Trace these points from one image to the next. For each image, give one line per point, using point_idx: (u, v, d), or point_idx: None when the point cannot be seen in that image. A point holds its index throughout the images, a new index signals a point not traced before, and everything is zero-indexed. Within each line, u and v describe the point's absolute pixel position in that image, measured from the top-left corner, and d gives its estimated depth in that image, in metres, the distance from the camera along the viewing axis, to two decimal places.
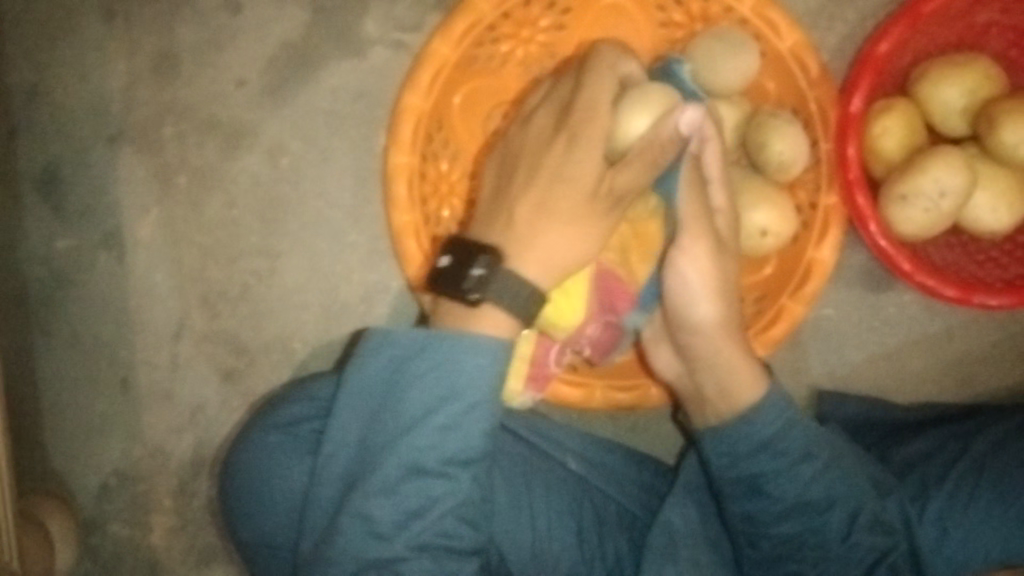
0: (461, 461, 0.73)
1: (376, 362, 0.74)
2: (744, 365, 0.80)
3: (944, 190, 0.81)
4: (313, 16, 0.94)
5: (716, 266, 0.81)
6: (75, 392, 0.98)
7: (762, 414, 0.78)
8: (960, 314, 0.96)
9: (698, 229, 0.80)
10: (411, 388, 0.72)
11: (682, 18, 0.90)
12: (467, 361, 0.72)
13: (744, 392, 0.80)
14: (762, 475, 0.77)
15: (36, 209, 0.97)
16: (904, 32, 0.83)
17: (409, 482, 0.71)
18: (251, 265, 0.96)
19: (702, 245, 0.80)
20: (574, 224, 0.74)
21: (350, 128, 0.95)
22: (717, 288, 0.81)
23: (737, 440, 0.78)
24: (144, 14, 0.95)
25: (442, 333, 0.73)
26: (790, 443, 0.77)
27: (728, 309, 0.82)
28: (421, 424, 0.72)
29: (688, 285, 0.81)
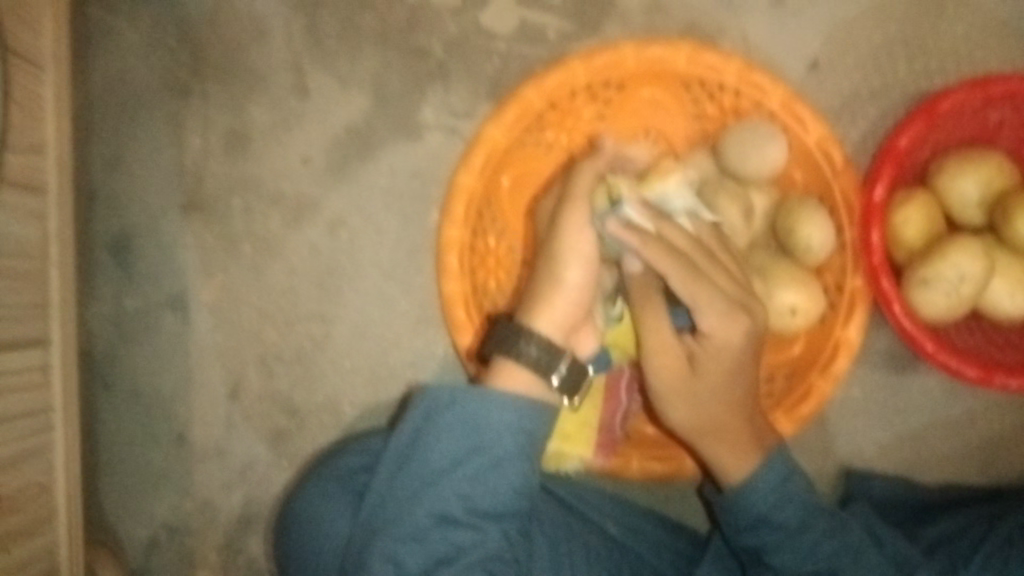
0: (490, 514, 0.77)
1: (410, 414, 0.79)
2: (730, 450, 0.83)
3: (964, 275, 0.86)
4: (374, 102, 1.02)
5: (684, 372, 0.83)
6: (133, 445, 1.03)
7: (757, 485, 0.81)
8: (983, 397, 0.99)
9: (658, 347, 0.83)
10: (440, 441, 0.77)
11: (715, 111, 0.97)
12: (496, 417, 0.77)
13: (733, 469, 0.83)
14: (764, 546, 0.81)
15: (109, 272, 1.04)
16: (922, 128, 0.90)
17: (439, 530, 0.76)
18: (307, 329, 1.03)
19: (660, 360, 0.83)
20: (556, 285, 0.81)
21: (404, 205, 1.02)
22: (686, 393, 0.83)
23: (739, 511, 0.82)
24: (222, 96, 1.03)
25: (470, 388, 0.78)
26: (788, 515, 0.80)
27: (695, 409, 0.83)
28: (451, 475, 0.76)
29: (657, 386, 0.84)
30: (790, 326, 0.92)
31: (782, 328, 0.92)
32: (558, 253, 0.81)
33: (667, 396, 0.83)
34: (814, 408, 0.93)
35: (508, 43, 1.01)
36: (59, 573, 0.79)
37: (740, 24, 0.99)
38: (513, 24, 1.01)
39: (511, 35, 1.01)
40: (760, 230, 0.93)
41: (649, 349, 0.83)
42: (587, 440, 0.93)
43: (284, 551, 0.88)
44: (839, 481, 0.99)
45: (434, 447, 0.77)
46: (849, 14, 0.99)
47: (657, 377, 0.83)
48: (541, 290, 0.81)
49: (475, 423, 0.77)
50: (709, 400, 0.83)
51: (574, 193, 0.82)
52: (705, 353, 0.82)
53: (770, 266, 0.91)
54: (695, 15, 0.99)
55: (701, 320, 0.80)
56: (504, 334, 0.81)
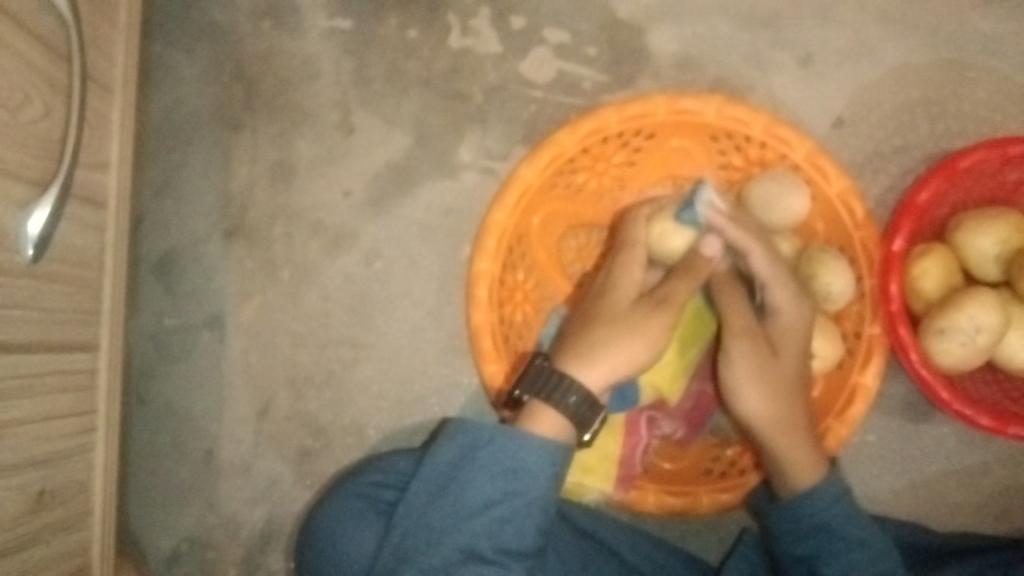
0: (516, 555, 0.79)
1: (447, 448, 0.81)
2: (804, 452, 0.85)
3: (979, 326, 0.89)
4: (415, 141, 1.07)
5: (762, 365, 0.85)
6: (163, 459, 1.07)
7: (821, 496, 0.83)
8: (998, 450, 1.00)
9: (739, 339, 0.86)
10: (475, 476, 0.79)
11: (741, 162, 1.01)
12: (531, 459, 0.79)
13: (802, 474, 0.84)
14: (820, 555, 0.82)
15: (152, 290, 1.08)
16: (941, 184, 0.94)
17: (466, 566, 0.77)
18: (338, 353, 1.06)
19: (742, 343, 0.85)
20: (619, 325, 0.83)
21: (438, 238, 1.06)
22: (765, 387, 0.85)
23: (798, 518, 0.84)
24: (270, 129, 1.08)
25: (508, 428, 0.80)
26: (846, 529, 0.82)
27: (774, 396, 0.85)
28: (482, 513, 0.79)
29: (736, 383, 0.85)
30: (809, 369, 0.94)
31: None
32: (617, 296, 0.86)
33: (748, 380, 0.85)
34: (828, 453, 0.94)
35: (546, 91, 1.06)
36: (90, 563, 0.86)
37: (768, 81, 1.04)
38: (551, 74, 1.06)
39: (549, 83, 1.06)
40: None
41: (729, 329, 0.86)
42: (607, 474, 0.95)
43: (306, 561, 0.91)
44: None
45: (469, 483, 0.79)
46: (872, 76, 1.04)
47: (737, 363, 0.85)
48: (594, 341, 0.83)
49: (511, 465, 0.79)
50: (783, 387, 0.85)
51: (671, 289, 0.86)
52: (784, 329, 0.87)
53: None
54: (725, 71, 1.04)
55: (773, 296, 0.87)
56: (539, 377, 0.82)
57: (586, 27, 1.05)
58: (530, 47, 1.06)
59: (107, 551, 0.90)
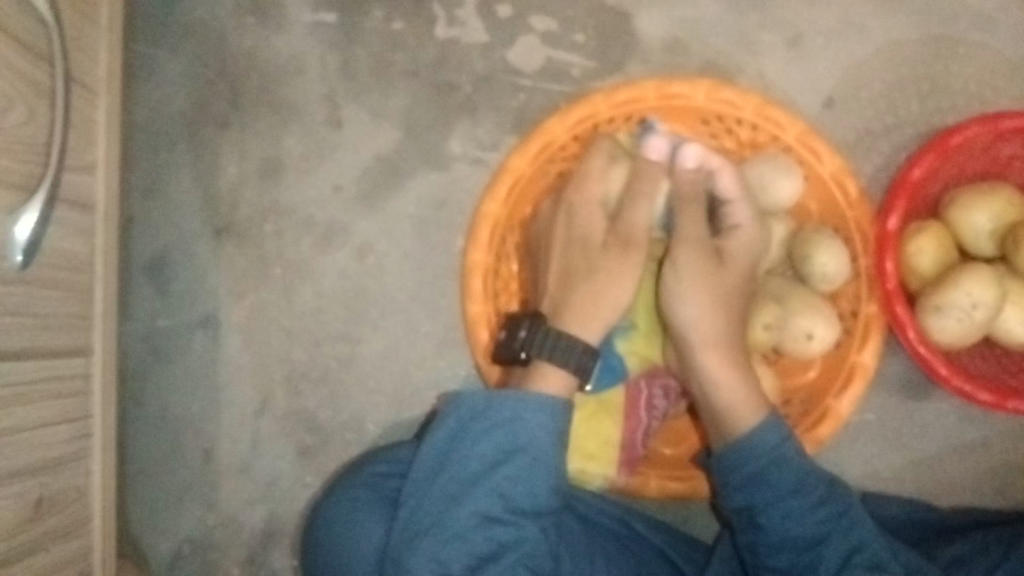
0: (530, 512, 0.80)
1: (447, 422, 0.82)
2: (743, 389, 0.86)
3: (976, 302, 0.89)
4: (404, 133, 1.06)
5: (710, 283, 0.87)
6: (162, 460, 1.06)
7: (758, 439, 0.84)
8: (997, 425, 1.00)
9: (687, 247, 0.88)
10: (477, 442, 0.80)
11: (733, 144, 1.00)
12: (531, 418, 0.80)
13: (744, 416, 0.85)
14: (755, 505, 0.83)
15: (144, 293, 1.07)
16: (934, 161, 0.94)
17: (482, 530, 0.78)
18: (334, 349, 1.05)
19: (692, 252, 0.88)
20: (594, 274, 0.89)
21: (430, 231, 1.05)
22: (712, 303, 0.87)
23: (737, 467, 0.84)
24: (258, 126, 1.07)
25: (503, 393, 0.81)
26: (781, 476, 0.83)
27: (716, 318, 0.87)
28: (488, 476, 0.80)
29: (682, 297, 0.87)
30: (808, 351, 0.94)
31: (799, 352, 0.94)
32: (582, 250, 0.90)
33: (695, 291, 0.87)
34: (829, 431, 0.95)
35: (534, 80, 1.05)
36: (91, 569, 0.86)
37: (757, 63, 1.04)
38: (539, 61, 1.05)
39: (537, 71, 1.05)
40: (777, 258, 0.96)
41: (679, 241, 0.88)
42: (609, 458, 0.94)
43: (311, 557, 0.91)
44: None
45: (472, 450, 0.80)
46: (862, 54, 1.03)
47: (688, 277, 0.87)
48: (594, 303, 0.88)
49: (511, 426, 0.80)
50: (729, 303, 0.87)
51: (636, 230, 0.89)
52: (733, 250, 0.89)
53: (787, 292, 0.93)
54: (714, 54, 1.04)
55: (735, 215, 0.89)
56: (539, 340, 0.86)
57: (573, 14, 1.05)
58: (516, 35, 1.05)
59: (108, 554, 0.89)
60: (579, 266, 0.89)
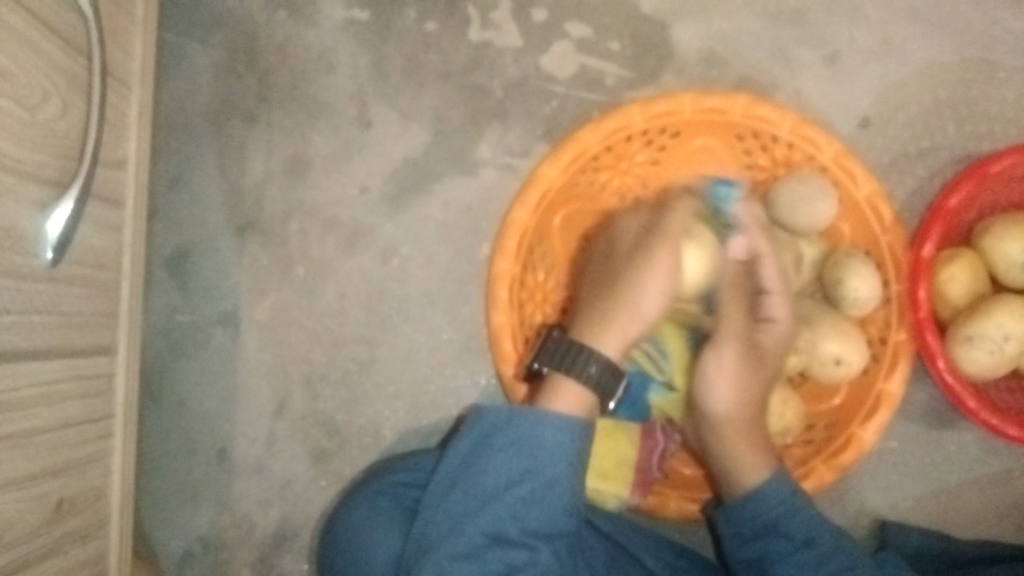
0: (544, 535, 0.79)
1: (467, 436, 0.81)
2: (757, 457, 0.85)
3: (1007, 335, 0.89)
4: (434, 136, 1.04)
5: (741, 375, 0.84)
6: (175, 457, 1.05)
7: (766, 497, 0.83)
8: (1020, 457, 0.99)
9: (729, 343, 0.84)
10: (495, 460, 0.79)
11: (766, 162, 0.99)
12: (550, 438, 0.79)
13: (751, 475, 0.84)
14: (765, 557, 0.83)
15: (164, 287, 1.06)
16: (971, 188, 0.92)
17: (492, 549, 0.77)
18: (353, 352, 1.04)
19: (733, 348, 0.84)
20: (621, 284, 0.84)
21: (456, 236, 1.04)
22: (740, 390, 0.84)
23: (744, 522, 0.84)
24: (286, 123, 1.06)
25: (525, 410, 0.80)
26: (793, 527, 0.82)
27: (745, 404, 0.84)
28: (503, 495, 0.78)
29: (712, 383, 0.84)
30: (835, 375, 0.92)
31: (827, 376, 0.93)
32: (616, 256, 0.88)
33: (726, 381, 0.84)
34: (852, 458, 0.94)
35: (567, 87, 1.03)
36: (107, 571, 0.85)
37: (794, 80, 1.02)
38: (573, 69, 1.03)
39: (570, 79, 1.03)
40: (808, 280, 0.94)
41: (721, 329, 0.84)
42: (624, 479, 0.93)
43: (327, 564, 0.91)
44: (872, 530, 1.00)
45: (489, 467, 0.79)
46: (901, 76, 1.02)
47: (725, 362, 0.84)
48: (614, 312, 0.84)
49: (529, 445, 0.79)
50: (756, 399, 0.85)
51: (670, 228, 0.84)
52: (771, 346, 0.86)
53: (817, 317, 0.92)
54: (752, 69, 1.02)
55: (770, 309, 0.86)
56: (561, 352, 0.84)
57: (610, 22, 1.03)
58: (551, 41, 1.04)
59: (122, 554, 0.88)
60: (607, 278, 0.87)
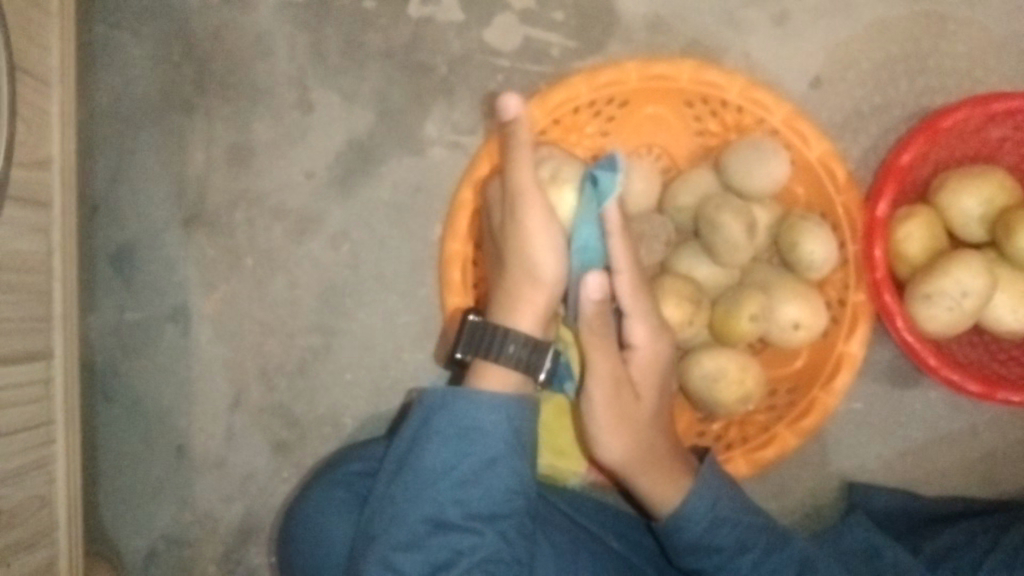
0: (487, 517, 0.77)
1: (409, 421, 0.80)
2: (664, 476, 0.83)
3: (967, 291, 0.86)
4: (378, 117, 1.02)
5: (621, 402, 0.82)
6: (133, 456, 1.04)
7: (688, 514, 0.81)
8: (985, 412, 0.99)
9: (597, 382, 0.81)
10: (434, 445, 0.78)
11: (717, 127, 0.97)
12: (485, 417, 0.78)
13: (667, 497, 0.83)
14: (704, 572, 0.82)
15: (111, 284, 1.03)
16: (924, 144, 0.91)
17: (436, 536, 0.76)
18: (308, 341, 1.02)
19: (602, 390, 0.81)
20: (514, 262, 0.83)
21: (406, 218, 1.02)
22: (623, 423, 0.82)
23: (678, 539, 0.82)
24: (225, 110, 1.03)
25: (458, 390, 0.79)
26: (723, 537, 0.81)
27: (634, 439, 0.82)
28: (444, 479, 0.77)
29: (596, 422, 0.82)
30: (793, 340, 0.91)
31: (785, 341, 0.92)
32: (499, 241, 0.86)
33: (608, 425, 0.82)
34: (815, 423, 0.93)
35: (512, 59, 1.01)
36: None
37: (743, 41, 1.00)
38: (517, 41, 1.01)
39: (515, 51, 1.01)
40: (763, 245, 0.93)
41: (591, 377, 0.81)
42: (580, 456, 0.94)
43: (288, 558, 0.89)
44: (840, 493, 0.99)
45: (429, 452, 0.78)
46: (852, 32, 1.00)
47: (598, 407, 0.82)
48: (518, 286, 0.82)
49: (466, 427, 0.78)
50: (644, 429, 0.83)
51: (523, 188, 0.81)
52: (642, 369, 0.84)
53: (774, 281, 0.91)
54: (699, 32, 1.00)
55: (632, 331, 0.82)
56: (478, 335, 0.82)
57: None
58: (494, 13, 1.01)
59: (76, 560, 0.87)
60: (501, 257, 0.85)
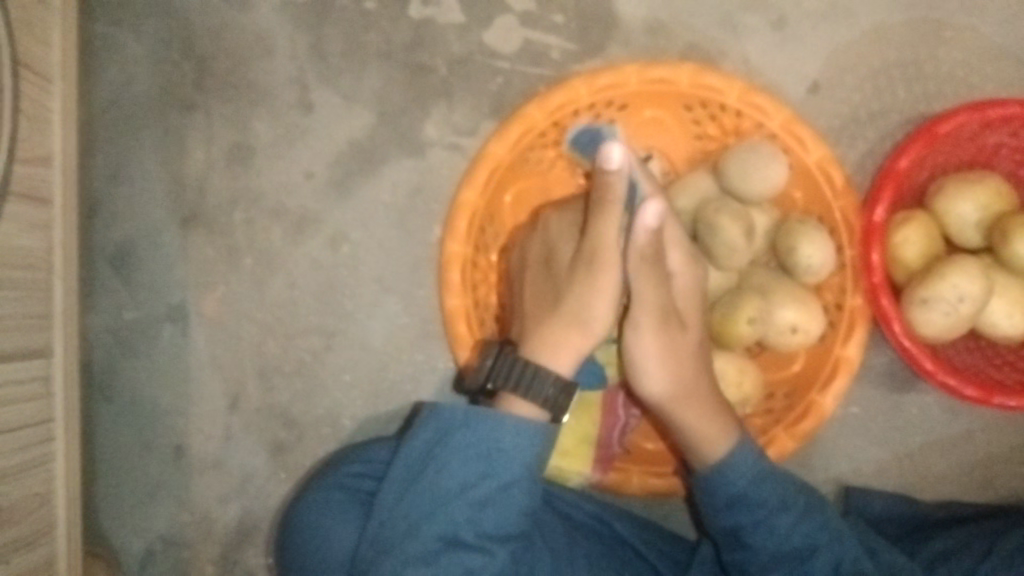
0: (499, 538, 0.78)
1: (423, 434, 0.79)
2: (711, 421, 0.83)
3: (963, 296, 0.86)
4: (378, 118, 1.02)
5: (670, 338, 0.82)
6: (131, 456, 1.04)
7: (733, 465, 0.81)
8: (981, 416, 1.00)
9: (647, 312, 0.82)
10: (451, 463, 0.77)
11: (716, 131, 0.97)
12: (507, 440, 0.77)
13: (715, 443, 0.82)
14: (742, 527, 0.81)
15: (109, 284, 1.03)
16: (921, 149, 0.92)
17: (448, 554, 0.76)
18: (306, 342, 1.03)
19: (649, 318, 0.82)
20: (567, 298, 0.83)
21: (406, 220, 1.02)
22: (670, 360, 0.82)
23: (717, 490, 0.82)
24: (225, 110, 1.03)
25: (483, 410, 0.78)
26: (764, 492, 0.81)
27: (682, 376, 0.82)
28: (460, 498, 0.77)
29: (643, 357, 0.83)
30: (791, 344, 0.92)
31: (783, 345, 0.92)
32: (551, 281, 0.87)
33: (656, 357, 0.82)
34: (812, 426, 0.94)
35: (512, 62, 1.01)
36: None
37: (742, 45, 1.00)
38: (517, 44, 1.01)
39: (515, 54, 1.01)
40: (761, 249, 0.93)
41: (637, 304, 0.83)
42: (585, 456, 0.95)
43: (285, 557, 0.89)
44: (837, 496, 1.00)
45: (446, 470, 0.77)
46: (849, 38, 1.01)
47: (647, 338, 0.82)
48: (557, 329, 0.82)
49: (486, 448, 0.77)
50: (693, 365, 0.83)
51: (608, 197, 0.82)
52: (683, 300, 0.85)
53: (772, 285, 0.91)
54: (698, 36, 1.00)
55: (670, 260, 0.85)
56: (506, 368, 0.80)
57: None
58: (494, 16, 1.01)
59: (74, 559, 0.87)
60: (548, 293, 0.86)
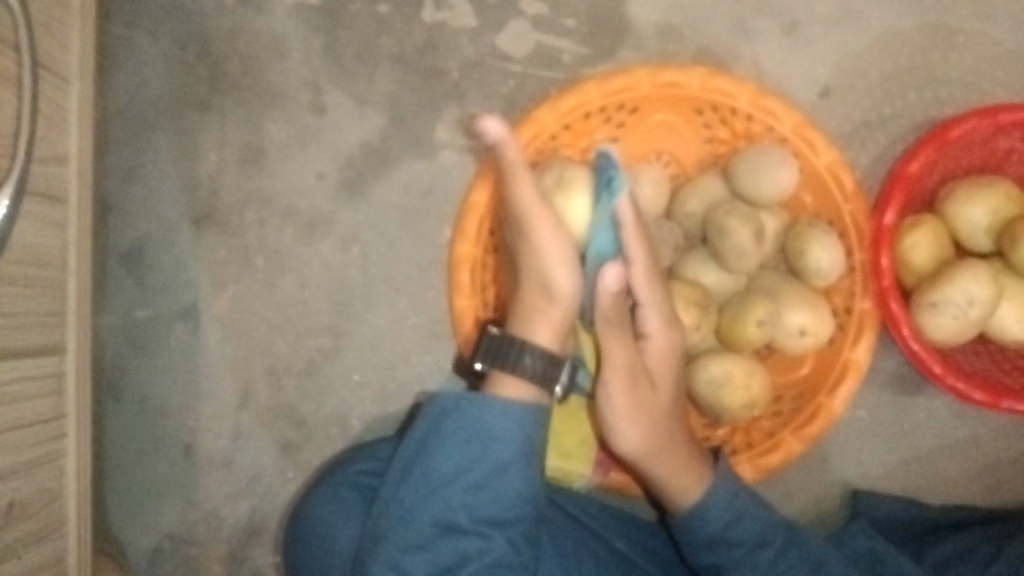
0: (496, 522, 0.78)
1: (420, 422, 0.81)
2: (683, 469, 0.85)
3: (973, 299, 0.87)
4: (390, 120, 1.03)
5: (639, 394, 0.83)
6: (140, 454, 1.04)
7: (710, 509, 0.84)
8: (990, 422, 0.99)
9: (616, 372, 0.83)
10: (445, 448, 0.78)
11: (727, 135, 0.98)
12: (497, 422, 0.78)
13: (688, 489, 0.85)
14: (721, 566, 0.84)
15: (121, 282, 1.04)
16: (932, 153, 0.92)
17: (445, 538, 0.77)
18: (316, 342, 1.03)
19: (619, 380, 0.83)
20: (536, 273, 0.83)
21: (416, 221, 1.02)
22: (639, 413, 0.83)
23: (694, 532, 0.84)
24: (238, 112, 1.04)
25: (475, 394, 0.79)
26: (742, 532, 0.83)
27: (652, 432, 0.84)
28: (454, 483, 0.78)
29: (613, 410, 0.84)
30: (800, 347, 0.92)
31: (793, 348, 0.92)
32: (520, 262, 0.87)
33: (626, 415, 0.83)
34: (821, 429, 0.94)
35: (523, 65, 1.02)
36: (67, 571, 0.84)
37: (752, 50, 1.01)
38: (529, 48, 1.02)
39: (527, 57, 1.02)
40: (770, 252, 0.94)
41: (608, 366, 0.83)
42: (586, 458, 0.94)
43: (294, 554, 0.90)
44: (844, 500, 1.00)
45: (440, 455, 0.78)
46: (860, 43, 1.01)
47: (617, 400, 0.83)
48: (533, 302, 0.82)
49: (478, 432, 0.78)
50: (663, 421, 0.84)
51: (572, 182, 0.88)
52: (656, 360, 0.85)
53: (779, 287, 0.91)
54: (709, 41, 1.01)
55: (646, 322, 0.84)
56: (495, 346, 0.81)
57: None
58: (506, 20, 1.02)
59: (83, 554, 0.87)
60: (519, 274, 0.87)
